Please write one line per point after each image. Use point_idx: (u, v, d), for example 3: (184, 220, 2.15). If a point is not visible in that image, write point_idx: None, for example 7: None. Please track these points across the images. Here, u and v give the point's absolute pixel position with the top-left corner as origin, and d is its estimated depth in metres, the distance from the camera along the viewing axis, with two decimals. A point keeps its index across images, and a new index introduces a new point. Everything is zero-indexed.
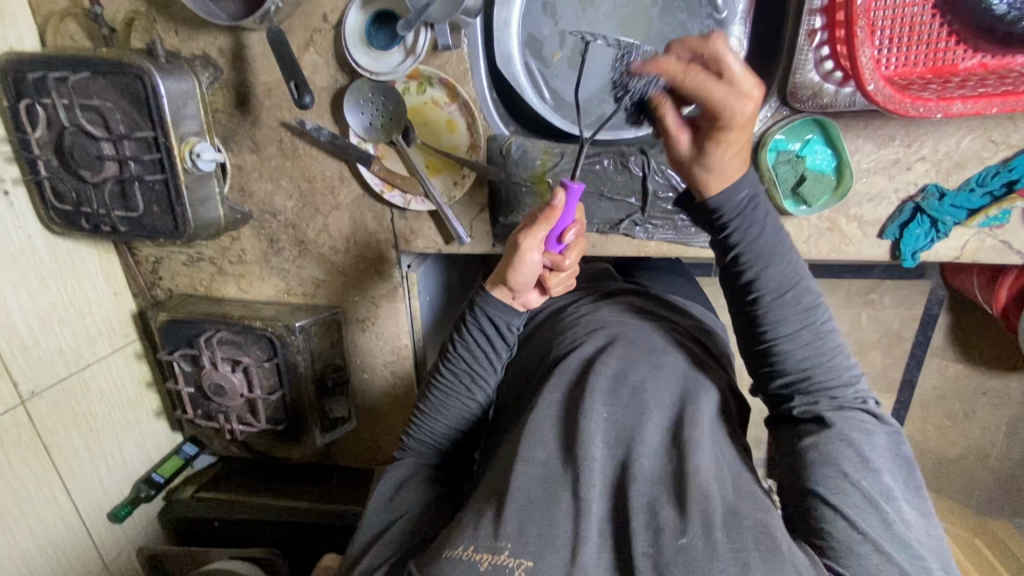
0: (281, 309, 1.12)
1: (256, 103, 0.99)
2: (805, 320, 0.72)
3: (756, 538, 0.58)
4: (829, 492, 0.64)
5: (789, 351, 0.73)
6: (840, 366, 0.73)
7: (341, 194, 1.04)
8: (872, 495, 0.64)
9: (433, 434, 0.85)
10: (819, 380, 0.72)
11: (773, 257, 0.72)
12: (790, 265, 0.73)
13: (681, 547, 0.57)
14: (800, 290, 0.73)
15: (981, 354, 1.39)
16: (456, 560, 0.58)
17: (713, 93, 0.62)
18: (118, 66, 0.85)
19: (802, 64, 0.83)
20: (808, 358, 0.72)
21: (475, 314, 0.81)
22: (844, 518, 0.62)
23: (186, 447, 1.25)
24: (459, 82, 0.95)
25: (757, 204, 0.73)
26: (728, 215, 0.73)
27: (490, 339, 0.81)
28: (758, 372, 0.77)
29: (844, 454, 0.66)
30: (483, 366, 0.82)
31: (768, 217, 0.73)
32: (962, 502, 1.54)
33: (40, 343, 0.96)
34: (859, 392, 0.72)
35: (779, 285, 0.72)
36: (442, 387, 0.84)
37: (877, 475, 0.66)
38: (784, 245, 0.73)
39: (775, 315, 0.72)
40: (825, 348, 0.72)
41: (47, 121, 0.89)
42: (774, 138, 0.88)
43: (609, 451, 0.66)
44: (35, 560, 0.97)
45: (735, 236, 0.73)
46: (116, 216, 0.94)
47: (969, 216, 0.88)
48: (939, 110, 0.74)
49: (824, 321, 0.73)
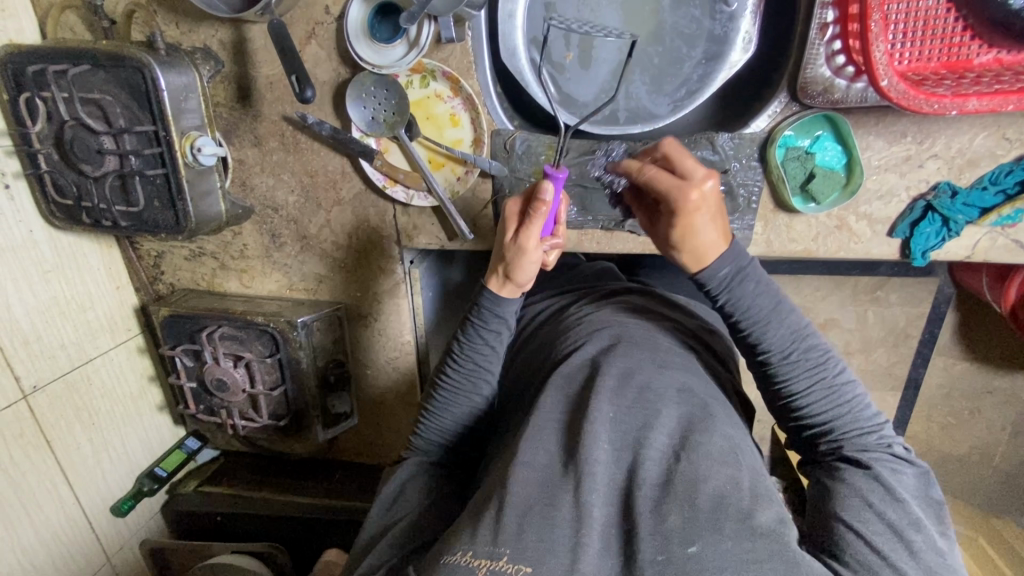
0: (284, 305, 1.11)
1: (257, 97, 0.98)
2: (815, 375, 0.72)
3: (768, 551, 0.57)
4: (851, 518, 0.65)
5: (804, 406, 0.73)
6: (861, 413, 0.72)
7: (342, 189, 1.03)
8: (897, 526, 0.64)
9: (440, 432, 0.86)
10: (841, 431, 0.72)
11: (771, 321, 0.73)
12: (790, 326, 0.73)
13: (690, 557, 0.56)
14: (807, 347, 0.73)
15: (988, 352, 1.38)
16: (454, 565, 0.58)
17: (660, 183, 0.75)
18: (118, 59, 0.84)
19: (813, 58, 0.81)
20: (827, 412, 0.72)
21: (478, 309, 0.82)
22: (868, 545, 0.63)
23: (188, 442, 1.24)
24: (462, 76, 0.94)
25: (749, 269, 0.74)
26: (723, 285, 0.74)
27: (495, 334, 0.82)
28: (784, 421, 0.77)
29: (870, 490, 0.67)
30: (487, 359, 0.84)
31: (762, 282, 0.74)
32: (966, 501, 1.53)
33: (41, 338, 0.96)
34: (886, 437, 0.71)
35: (783, 346, 0.73)
36: (447, 384, 0.85)
37: (906, 507, 0.66)
38: (781, 305, 0.74)
39: (782, 374, 0.74)
40: (841, 400, 0.72)
41: (47, 114, 0.89)
42: (783, 134, 0.87)
43: (614, 454, 0.66)
44: (38, 553, 0.97)
45: (728, 308, 0.74)
46: (117, 211, 0.94)
47: (981, 215, 0.86)
48: (954, 107, 0.72)
49: (837, 372, 0.73)
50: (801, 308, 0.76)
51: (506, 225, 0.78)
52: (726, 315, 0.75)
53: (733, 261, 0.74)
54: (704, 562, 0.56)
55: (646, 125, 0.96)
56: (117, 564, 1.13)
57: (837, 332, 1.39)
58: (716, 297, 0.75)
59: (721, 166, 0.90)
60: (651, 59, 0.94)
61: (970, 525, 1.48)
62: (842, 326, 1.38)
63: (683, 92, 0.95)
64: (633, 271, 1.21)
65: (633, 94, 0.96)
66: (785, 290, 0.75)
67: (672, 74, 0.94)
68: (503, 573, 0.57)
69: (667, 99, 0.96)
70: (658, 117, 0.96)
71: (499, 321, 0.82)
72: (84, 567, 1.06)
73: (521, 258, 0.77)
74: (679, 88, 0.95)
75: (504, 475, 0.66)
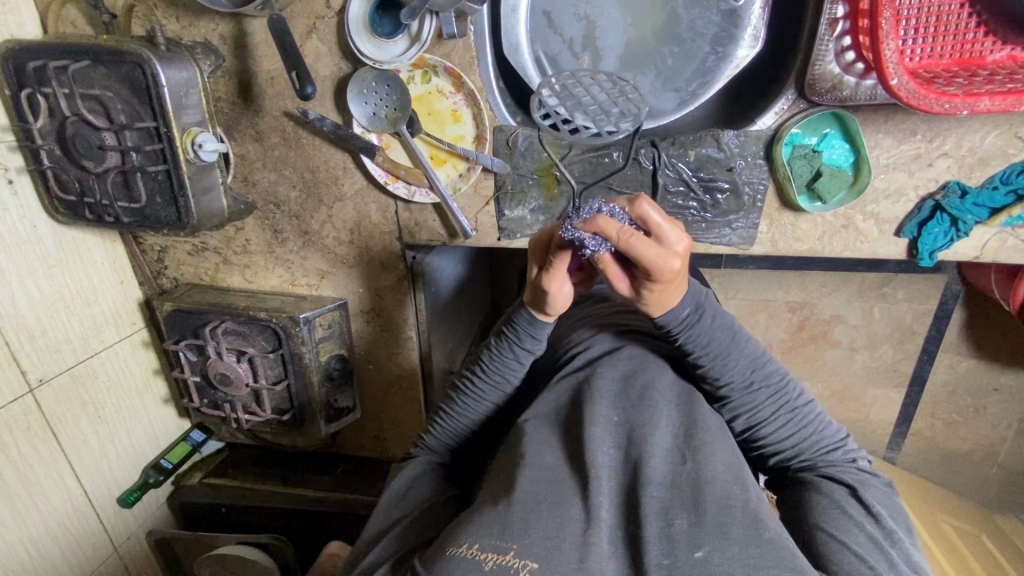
0: (287, 300, 1.12)
1: (258, 92, 0.97)
2: (778, 402, 0.75)
3: (772, 554, 0.56)
4: (836, 528, 0.65)
5: (772, 432, 0.75)
6: (823, 431, 0.75)
7: (345, 184, 1.03)
8: (878, 537, 0.65)
9: (455, 433, 0.87)
10: (810, 452, 0.75)
11: (730, 354, 0.74)
12: (746, 357, 0.74)
13: (696, 561, 0.55)
14: (764, 375, 0.75)
15: (997, 350, 1.36)
16: (460, 559, 0.56)
17: (646, 254, 0.64)
18: (117, 55, 0.84)
19: (822, 54, 0.79)
20: (792, 435, 0.75)
21: (516, 325, 0.81)
22: (852, 552, 0.62)
23: (193, 434, 1.25)
24: (464, 71, 0.92)
25: (704, 303, 0.74)
26: (679, 322, 0.73)
27: (523, 351, 0.82)
28: (752, 446, 0.78)
29: (845, 501, 0.69)
30: (511, 370, 0.83)
31: (717, 316, 0.74)
32: (969, 497, 1.52)
33: (47, 333, 0.96)
34: (848, 451, 0.75)
35: (744, 376, 0.74)
36: (470, 387, 0.86)
37: (880, 518, 0.68)
38: (738, 336, 0.75)
39: (749, 404, 0.75)
40: (805, 422, 0.75)
41: (49, 110, 0.88)
42: (790, 132, 0.86)
43: (618, 455, 0.66)
44: (46, 544, 0.99)
45: (686, 345, 0.74)
46: (119, 207, 0.94)
47: (990, 215, 0.85)
48: (965, 107, 0.70)
49: (797, 395, 0.76)
50: (754, 336, 0.77)
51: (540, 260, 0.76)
52: (688, 353, 0.75)
53: (689, 301, 0.73)
54: (711, 567, 0.55)
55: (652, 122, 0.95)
56: (125, 554, 1.15)
57: (842, 328, 1.38)
58: (674, 335, 0.74)
59: (726, 164, 0.90)
60: (665, 60, 0.92)
61: (975, 522, 1.48)
62: (847, 323, 1.37)
63: (693, 85, 0.93)
64: None
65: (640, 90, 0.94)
66: (739, 321, 0.76)
67: (677, 70, 0.92)
68: (511, 567, 0.55)
69: (674, 95, 0.94)
70: (664, 113, 0.95)
71: (532, 340, 0.81)
72: (93, 556, 1.08)
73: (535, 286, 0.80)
74: (688, 82, 0.93)
75: (508, 475, 0.66)
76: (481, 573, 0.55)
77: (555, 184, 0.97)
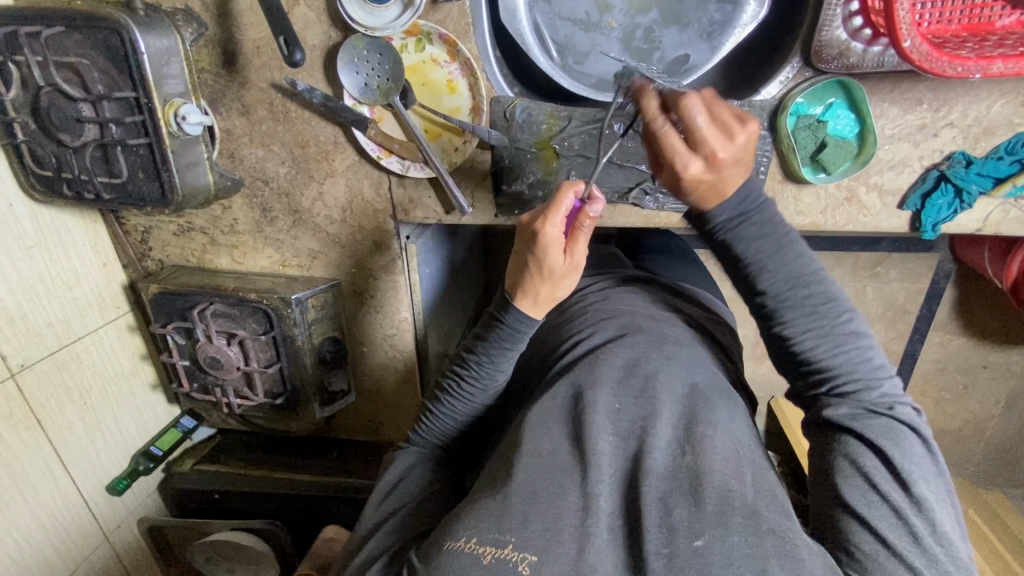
0: (277, 281, 1.08)
1: (243, 62, 0.93)
2: (818, 318, 0.70)
3: (774, 547, 0.55)
4: (857, 505, 0.64)
5: (808, 346, 0.71)
6: (863, 364, 0.70)
7: (335, 160, 0.99)
8: (903, 509, 0.62)
9: (446, 429, 0.84)
10: (845, 374, 0.70)
11: (775, 257, 0.71)
12: (794, 265, 0.71)
13: (696, 551, 0.55)
14: (809, 288, 0.71)
15: (985, 328, 1.37)
16: (457, 553, 0.56)
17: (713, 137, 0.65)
18: (92, 20, 0.79)
19: (830, 19, 0.78)
20: (830, 354, 0.70)
21: (499, 326, 0.75)
22: (872, 531, 0.62)
23: (184, 421, 1.21)
24: (460, 39, 0.89)
25: (759, 205, 0.71)
26: (723, 220, 0.72)
27: (511, 351, 0.76)
28: (787, 369, 0.75)
29: (872, 468, 0.65)
30: (497, 367, 0.78)
31: (767, 223, 0.71)
32: (957, 473, 1.55)
33: (27, 316, 0.93)
34: (886, 396, 0.69)
35: (787, 284, 0.71)
36: (459, 388, 0.81)
37: (909, 484, 0.63)
38: (788, 242, 0.72)
39: (788, 314, 0.71)
40: (843, 344, 0.70)
41: (22, 81, 0.84)
42: (796, 101, 0.84)
43: (618, 444, 0.64)
44: (34, 535, 0.96)
45: (726, 236, 0.72)
46: (99, 182, 0.90)
47: (995, 185, 0.84)
48: (977, 70, 0.68)
49: (841, 315, 0.71)
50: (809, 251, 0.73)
51: (547, 251, 0.67)
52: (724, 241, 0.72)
53: (734, 197, 0.70)
54: (711, 557, 0.54)
55: (685, 76, 0.90)
56: (116, 544, 1.12)
57: None
58: (715, 231, 0.73)
59: None
60: (712, 16, 0.88)
61: (963, 497, 1.50)
62: None
63: (725, 29, 0.88)
64: (637, 252, 1.22)
65: (665, 42, 0.91)
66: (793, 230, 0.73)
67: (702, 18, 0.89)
68: (509, 562, 0.55)
69: (707, 46, 0.89)
70: (698, 66, 0.90)
71: (516, 337, 0.75)
72: (83, 548, 1.05)
73: (563, 285, 0.71)
74: (721, 28, 0.88)
75: (506, 463, 0.65)
76: (479, 568, 0.55)
77: (554, 158, 0.94)
